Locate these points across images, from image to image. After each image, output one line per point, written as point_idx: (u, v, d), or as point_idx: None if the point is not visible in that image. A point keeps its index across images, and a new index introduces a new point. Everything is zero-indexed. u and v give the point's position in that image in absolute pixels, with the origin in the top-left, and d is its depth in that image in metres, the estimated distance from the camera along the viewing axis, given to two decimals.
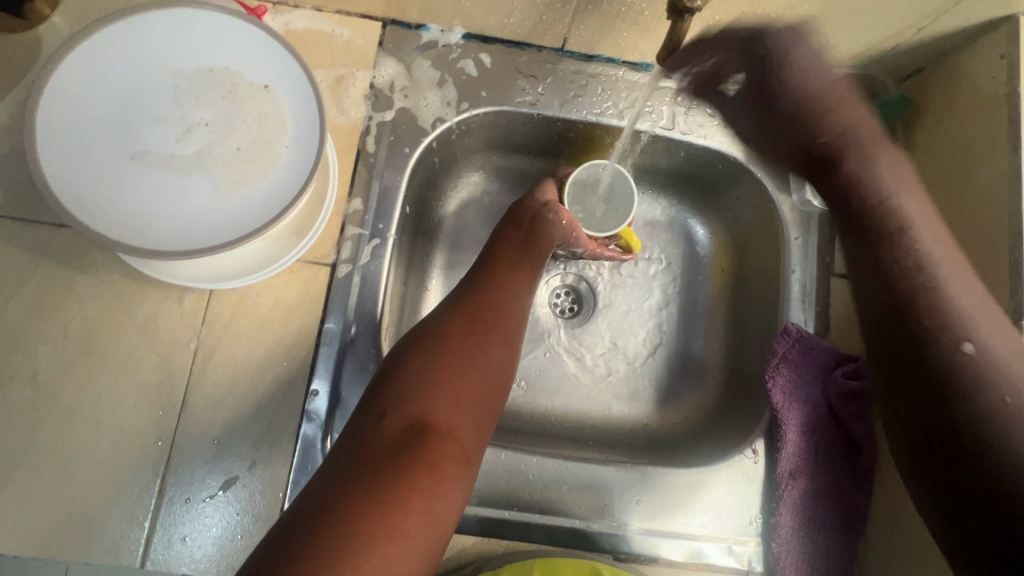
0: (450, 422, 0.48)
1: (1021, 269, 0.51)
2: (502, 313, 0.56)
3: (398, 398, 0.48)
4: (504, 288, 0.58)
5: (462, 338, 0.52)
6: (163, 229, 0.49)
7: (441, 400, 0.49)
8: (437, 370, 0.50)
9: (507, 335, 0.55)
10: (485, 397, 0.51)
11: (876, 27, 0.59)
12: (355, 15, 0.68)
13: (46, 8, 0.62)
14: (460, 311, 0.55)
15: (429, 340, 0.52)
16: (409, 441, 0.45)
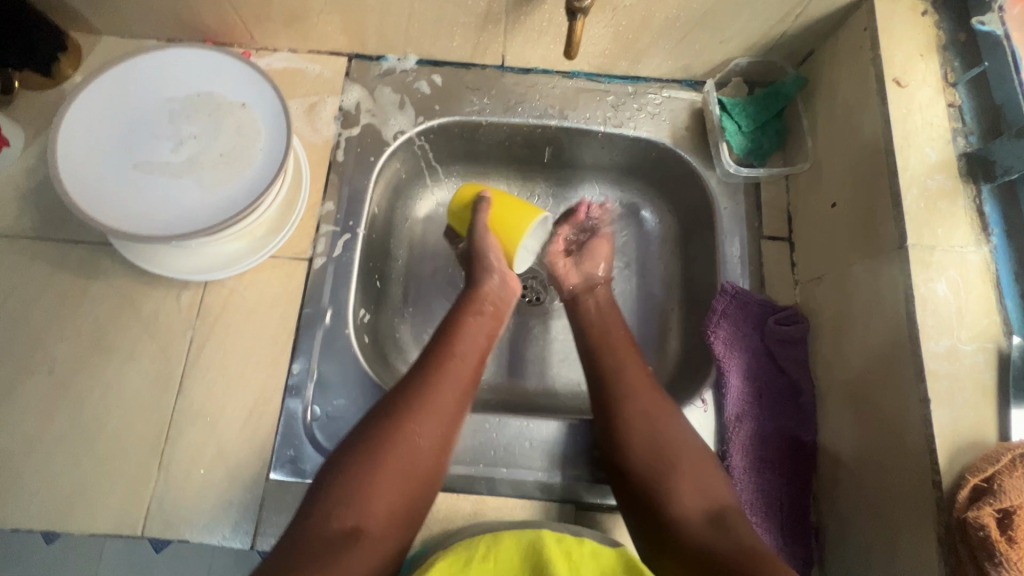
0: (383, 524, 0.52)
1: (901, 200, 0.58)
2: (446, 401, 0.59)
3: (341, 505, 0.51)
4: (445, 378, 0.60)
5: (405, 430, 0.55)
6: (159, 221, 0.58)
7: (378, 504, 0.52)
8: (379, 472, 0.53)
9: (442, 424, 0.58)
10: (421, 479, 0.55)
11: (759, 19, 0.69)
12: (325, 53, 0.81)
13: (70, 68, 0.77)
14: (399, 408, 0.57)
15: (372, 445, 0.54)
16: (345, 546, 0.48)
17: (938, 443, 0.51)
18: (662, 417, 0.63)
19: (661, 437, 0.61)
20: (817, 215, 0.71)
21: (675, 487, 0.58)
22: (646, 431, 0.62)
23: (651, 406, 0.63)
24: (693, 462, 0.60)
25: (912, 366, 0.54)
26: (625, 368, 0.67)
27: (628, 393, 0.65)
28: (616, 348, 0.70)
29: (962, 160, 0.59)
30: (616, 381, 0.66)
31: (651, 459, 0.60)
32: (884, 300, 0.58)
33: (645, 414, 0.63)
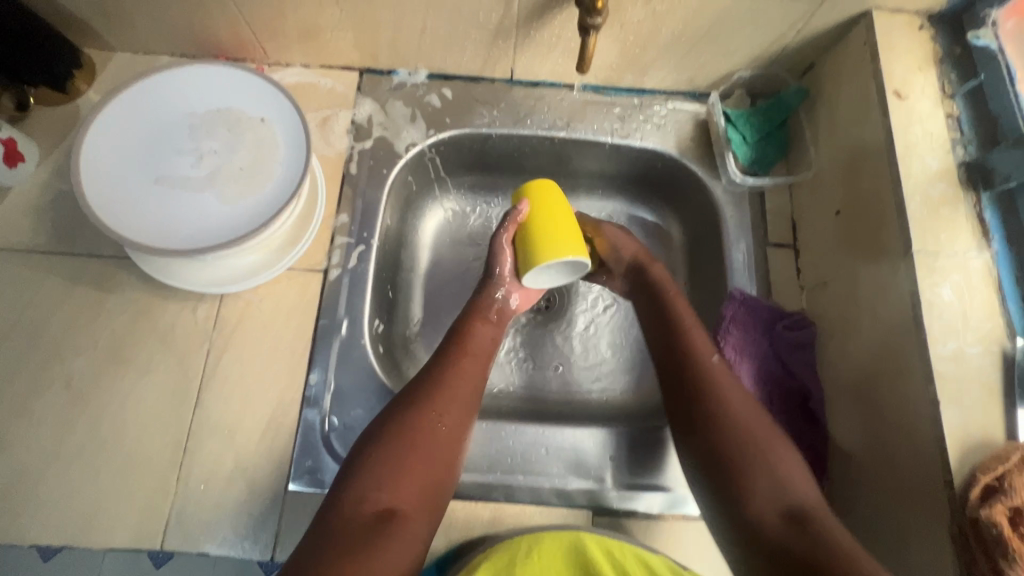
0: (414, 504, 0.53)
1: (905, 208, 0.60)
2: (463, 391, 0.61)
3: (373, 487, 0.52)
4: (462, 367, 0.63)
5: (427, 419, 0.57)
6: (181, 236, 0.59)
7: (409, 485, 0.54)
8: (405, 456, 0.55)
9: (461, 408, 0.60)
10: (445, 465, 0.57)
11: (762, 34, 0.72)
12: (336, 68, 0.82)
13: (83, 84, 0.78)
14: (420, 397, 0.59)
15: (397, 432, 0.56)
16: (380, 527, 0.50)
17: (947, 443, 0.52)
18: (733, 397, 0.59)
19: (734, 417, 0.57)
20: (821, 223, 0.73)
21: (747, 474, 0.55)
22: (717, 408, 0.58)
23: (727, 385, 0.60)
24: (771, 450, 0.55)
25: (920, 368, 0.55)
26: (701, 344, 0.63)
27: (704, 374, 0.61)
28: (693, 325, 0.65)
29: (962, 169, 0.61)
30: (690, 358, 0.62)
31: (716, 439, 0.57)
32: (890, 305, 0.60)
33: (724, 394, 0.59)
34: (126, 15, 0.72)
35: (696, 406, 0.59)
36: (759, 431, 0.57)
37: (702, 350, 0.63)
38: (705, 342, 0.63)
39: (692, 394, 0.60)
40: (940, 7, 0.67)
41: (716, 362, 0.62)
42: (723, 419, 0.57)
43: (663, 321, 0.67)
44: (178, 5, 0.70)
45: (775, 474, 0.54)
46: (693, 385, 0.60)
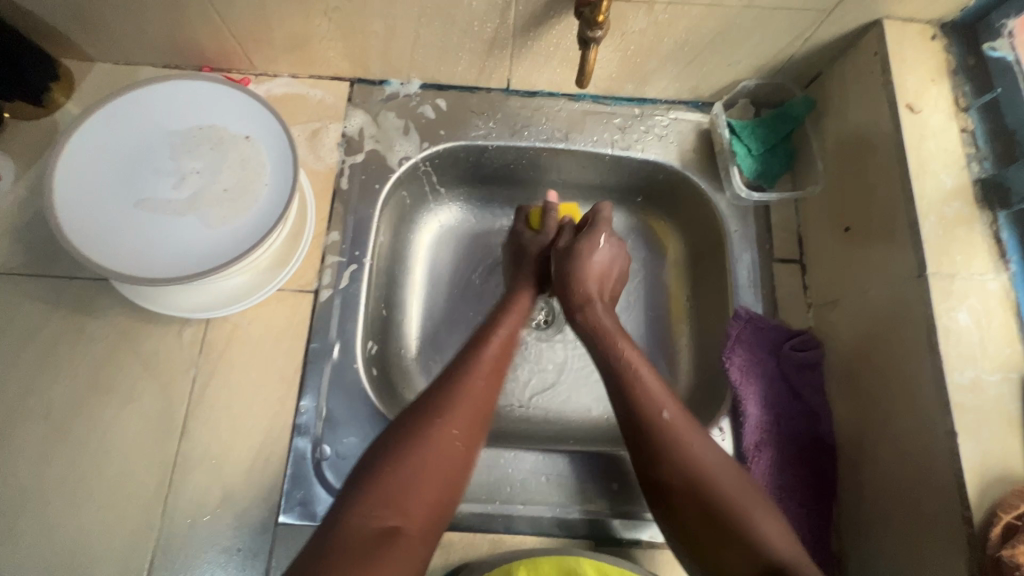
0: (421, 523, 0.51)
1: (918, 227, 0.57)
2: (480, 402, 0.58)
3: (381, 502, 0.50)
4: (479, 375, 0.60)
5: (442, 429, 0.55)
6: (163, 263, 0.57)
7: (418, 502, 0.51)
8: (416, 471, 0.52)
9: (476, 421, 0.57)
10: (456, 478, 0.54)
11: (768, 44, 0.69)
12: (326, 78, 0.79)
13: (62, 96, 0.75)
14: (434, 407, 0.56)
15: (409, 444, 0.53)
16: (386, 545, 0.48)
17: (966, 477, 0.50)
18: (696, 457, 0.56)
19: (700, 478, 0.55)
20: (830, 239, 0.70)
21: (723, 540, 0.53)
22: (688, 477, 0.55)
23: (694, 446, 0.56)
24: (742, 508, 0.53)
25: (936, 397, 0.53)
26: (659, 401, 0.59)
27: (671, 441, 0.56)
28: (642, 372, 0.61)
29: (977, 186, 0.59)
30: (642, 415, 0.58)
31: (686, 502, 0.55)
32: (903, 329, 0.58)
33: (689, 460, 0.55)
34: (105, 25, 0.69)
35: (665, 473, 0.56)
36: (730, 490, 0.54)
37: (654, 400, 0.59)
38: (659, 398, 0.59)
39: (652, 457, 0.57)
40: (953, 16, 0.64)
41: (671, 419, 0.57)
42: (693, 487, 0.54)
43: (611, 370, 0.63)
44: (158, 15, 0.67)
45: (754, 533, 0.52)
46: (652, 447, 0.57)
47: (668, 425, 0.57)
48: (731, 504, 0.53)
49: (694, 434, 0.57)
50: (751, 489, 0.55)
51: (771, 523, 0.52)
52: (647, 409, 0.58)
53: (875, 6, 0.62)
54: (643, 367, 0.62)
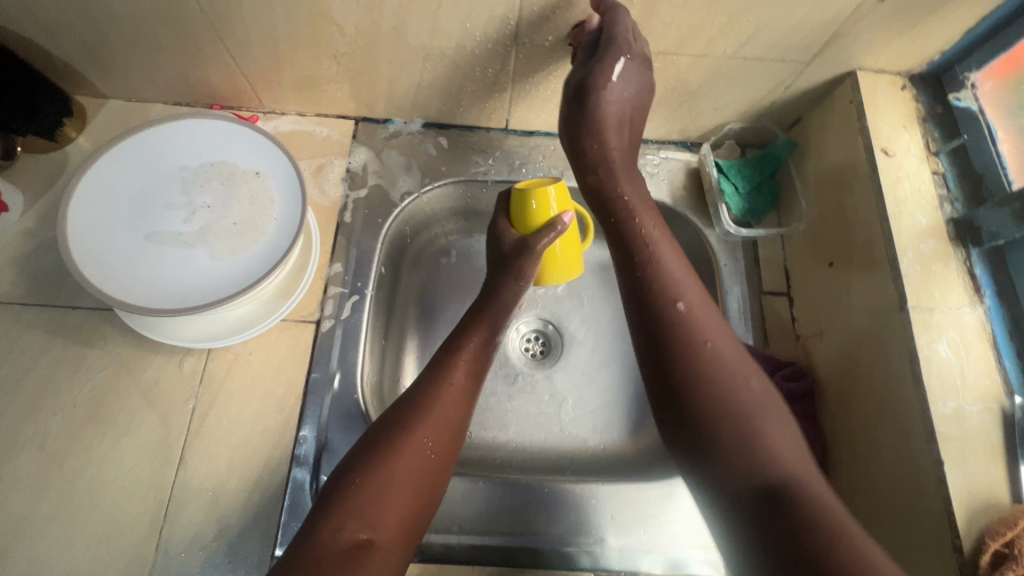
0: (394, 536, 0.50)
1: (897, 263, 0.61)
2: (450, 404, 0.59)
3: (357, 516, 0.49)
4: (452, 388, 0.60)
5: (413, 436, 0.55)
6: (172, 295, 0.58)
7: (389, 514, 0.51)
8: (387, 487, 0.52)
9: (448, 430, 0.57)
10: (431, 479, 0.55)
11: (752, 91, 0.73)
12: (332, 117, 0.82)
13: (74, 131, 0.77)
14: (408, 418, 0.56)
15: (380, 459, 0.53)
16: (358, 559, 0.47)
17: (954, 504, 0.52)
18: (725, 375, 0.54)
19: (703, 361, 0.55)
20: (816, 273, 0.73)
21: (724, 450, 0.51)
22: (694, 356, 0.55)
23: (699, 320, 0.57)
24: (757, 423, 0.52)
25: (923, 426, 0.55)
26: (669, 276, 0.59)
27: (697, 339, 0.56)
28: (688, 284, 0.59)
29: (950, 225, 0.63)
30: (658, 304, 0.58)
31: (680, 396, 0.54)
32: (889, 359, 0.60)
33: (702, 350, 0.55)
34: (121, 64, 0.72)
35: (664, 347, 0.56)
36: (742, 393, 0.53)
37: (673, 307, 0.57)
38: (669, 275, 0.59)
39: (655, 335, 0.57)
40: (920, 68, 0.70)
41: (687, 308, 0.57)
42: (706, 377, 0.54)
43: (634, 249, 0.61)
44: (173, 56, 0.70)
45: (759, 439, 0.51)
46: (663, 334, 0.57)
47: (688, 312, 0.57)
48: (738, 411, 0.52)
49: (705, 313, 0.57)
50: (770, 403, 0.54)
51: (773, 428, 0.52)
52: (665, 293, 0.58)
53: (849, 58, 0.68)
54: (665, 251, 0.61)
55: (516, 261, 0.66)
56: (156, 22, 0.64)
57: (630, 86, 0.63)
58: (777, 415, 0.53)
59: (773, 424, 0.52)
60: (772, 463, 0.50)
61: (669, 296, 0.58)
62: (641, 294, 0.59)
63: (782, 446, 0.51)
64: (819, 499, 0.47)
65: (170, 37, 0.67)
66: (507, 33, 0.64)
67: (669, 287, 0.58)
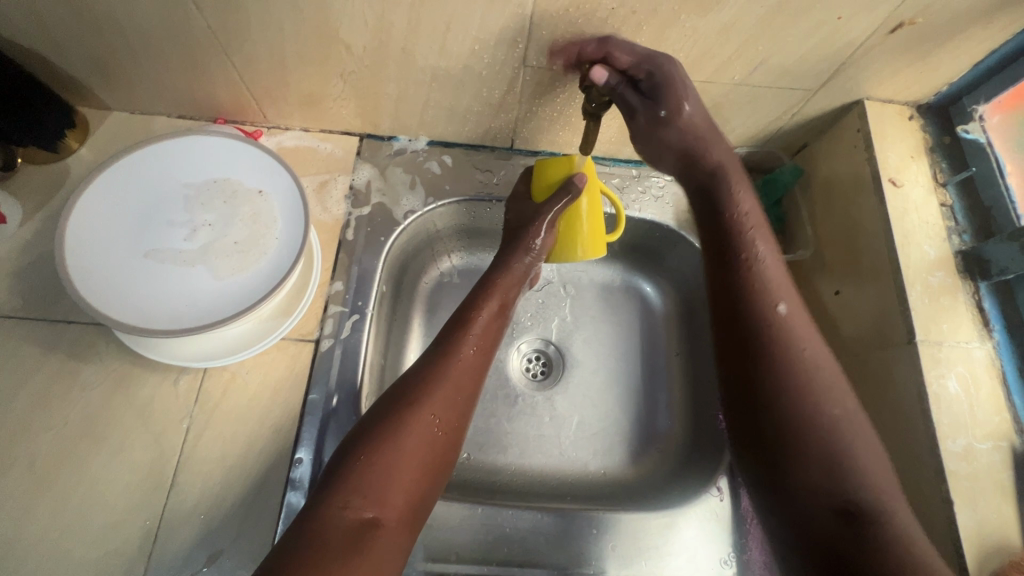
0: (400, 515, 0.50)
1: (906, 295, 0.60)
2: (461, 385, 0.58)
3: (360, 493, 0.48)
4: (461, 363, 0.59)
5: (422, 413, 0.54)
6: (168, 315, 0.57)
7: (398, 491, 0.50)
8: (395, 463, 0.51)
9: (457, 406, 0.57)
10: (439, 457, 0.54)
11: (758, 117, 0.73)
12: (336, 133, 0.82)
13: (75, 143, 0.76)
14: (415, 395, 0.56)
15: (387, 435, 0.52)
16: (363, 539, 0.46)
17: (964, 546, 0.51)
18: (820, 389, 0.54)
19: (807, 371, 0.54)
20: (821, 302, 0.72)
21: (805, 471, 0.51)
22: (794, 369, 0.54)
23: (805, 331, 0.56)
24: (848, 441, 0.51)
25: (932, 464, 0.54)
26: (771, 281, 0.59)
27: (796, 348, 0.55)
28: (788, 291, 0.59)
29: (958, 257, 0.62)
30: (759, 310, 0.57)
31: (772, 405, 0.53)
32: (896, 392, 0.59)
33: (801, 361, 0.54)
34: (125, 77, 0.72)
35: (760, 351, 0.55)
36: (839, 411, 0.53)
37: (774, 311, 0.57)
38: (772, 280, 0.59)
39: (753, 343, 0.56)
40: (928, 99, 0.70)
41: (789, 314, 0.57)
42: (802, 391, 0.53)
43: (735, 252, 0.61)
44: (179, 71, 0.70)
45: (849, 462, 0.51)
46: (760, 342, 0.56)
47: (787, 320, 0.57)
48: (837, 427, 0.52)
49: (803, 324, 0.57)
50: (856, 418, 0.53)
51: (869, 452, 0.51)
52: (767, 297, 0.57)
53: (857, 88, 0.67)
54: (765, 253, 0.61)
55: (528, 233, 0.65)
56: (163, 37, 0.64)
57: (696, 100, 0.63)
58: (875, 445, 0.52)
59: (867, 444, 0.52)
60: (856, 486, 0.50)
61: (770, 303, 0.57)
62: (739, 300, 0.58)
63: (870, 465, 0.51)
64: (909, 537, 0.47)
65: (176, 52, 0.66)
66: (515, 55, 0.64)
67: (773, 293, 0.58)
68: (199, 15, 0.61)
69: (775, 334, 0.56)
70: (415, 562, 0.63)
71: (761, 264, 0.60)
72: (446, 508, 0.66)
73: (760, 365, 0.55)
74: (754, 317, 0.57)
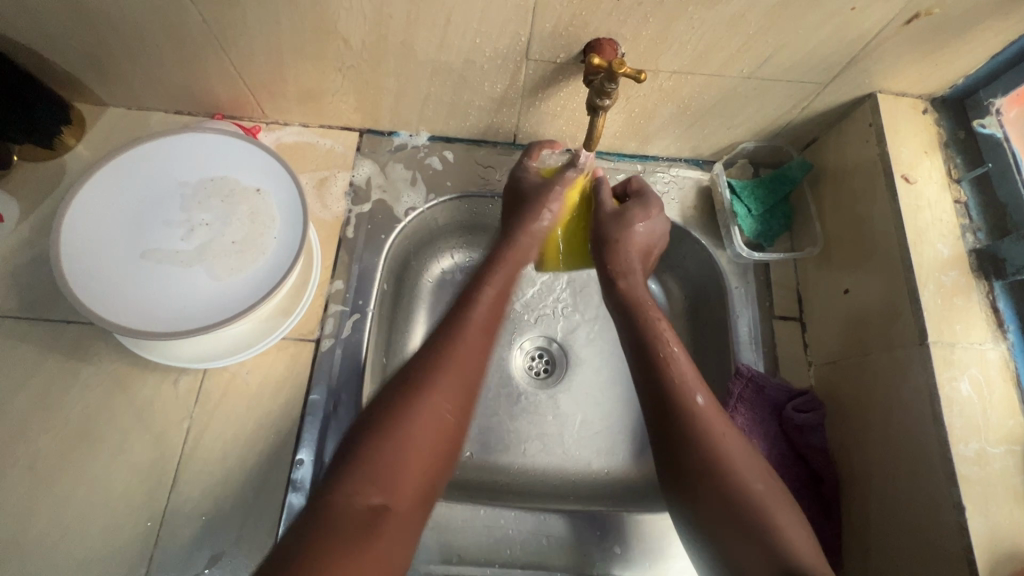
0: (411, 499, 0.49)
1: (918, 295, 0.59)
2: (475, 362, 0.56)
3: (370, 479, 0.47)
4: (477, 340, 0.57)
5: (435, 393, 0.52)
6: (167, 317, 0.57)
7: (408, 478, 0.49)
8: (406, 447, 0.49)
9: (472, 384, 0.55)
10: (452, 436, 0.52)
11: (767, 111, 0.71)
12: (336, 128, 0.80)
13: (72, 139, 0.75)
14: (429, 373, 0.53)
15: (399, 416, 0.50)
16: (373, 525, 0.45)
17: (976, 553, 0.50)
18: (740, 468, 0.52)
19: (722, 451, 0.53)
20: (830, 300, 0.71)
21: (750, 545, 0.49)
22: (712, 452, 0.53)
23: (714, 413, 0.56)
24: (772, 513, 0.50)
25: (943, 469, 0.53)
26: (678, 367, 0.59)
27: (714, 430, 0.54)
28: (696, 377, 0.59)
29: (972, 256, 0.61)
30: (673, 397, 0.57)
31: (704, 490, 0.52)
32: (906, 394, 0.58)
33: (719, 442, 0.53)
34: (120, 73, 0.70)
35: (680, 443, 0.54)
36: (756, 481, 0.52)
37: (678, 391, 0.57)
38: (679, 367, 0.59)
39: (676, 432, 0.55)
40: (942, 91, 0.68)
41: (701, 400, 0.56)
42: (722, 472, 0.52)
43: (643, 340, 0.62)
44: (175, 66, 0.68)
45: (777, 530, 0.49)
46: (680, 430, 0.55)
47: (699, 404, 0.56)
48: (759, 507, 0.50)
49: (711, 406, 0.57)
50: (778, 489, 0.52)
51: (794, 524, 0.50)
52: (679, 382, 0.57)
53: (869, 80, 0.66)
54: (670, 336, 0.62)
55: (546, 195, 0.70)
56: (157, 32, 0.63)
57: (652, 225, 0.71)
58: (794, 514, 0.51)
59: (788, 515, 0.50)
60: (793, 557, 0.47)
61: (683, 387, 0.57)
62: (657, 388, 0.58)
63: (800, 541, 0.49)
64: None
65: (171, 47, 0.65)
66: (518, 49, 0.62)
67: (683, 379, 0.58)
68: (194, 10, 0.59)
69: (691, 421, 0.55)
70: (416, 565, 0.63)
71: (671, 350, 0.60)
72: (448, 508, 0.65)
73: (682, 456, 0.54)
74: (668, 394, 0.57)
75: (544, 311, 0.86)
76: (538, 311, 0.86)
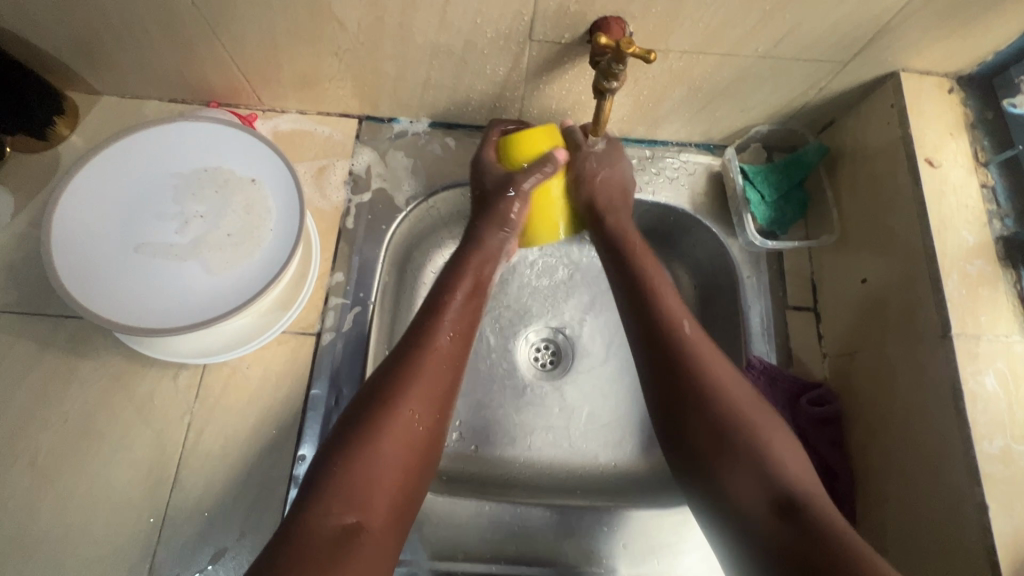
0: (385, 516, 0.48)
1: (941, 285, 0.56)
2: (439, 374, 0.55)
3: (342, 499, 0.46)
4: (438, 351, 0.56)
5: (401, 409, 0.52)
6: (161, 313, 0.55)
7: (379, 496, 0.48)
8: (373, 468, 0.48)
9: (437, 397, 0.55)
10: (421, 451, 0.52)
11: (783, 93, 0.68)
12: (334, 115, 0.78)
13: (66, 129, 0.73)
14: (393, 390, 0.53)
15: (365, 436, 0.50)
16: (348, 543, 0.45)
17: (998, 553, 0.48)
18: (730, 399, 0.54)
19: (709, 384, 0.55)
20: (847, 289, 0.68)
21: (737, 476, 0.51)
22: (703, 385, 0.55)
23: (705, 347, 0.57)
24: (763, 439, 0.52)
25: (964, 465, 0.51)
26: (667, 308, 0.60)
27: (702, 361, 0.56)
28: (685, 313, 0.61)
29: (999, 244, 0.58)
30: (665, 334, 0.58)
31: (694, 419, 0.54)
32: (926, 387, 0.56)
33: (707, 371, 0.55)
34: (111, 60, 0.68)
35: (676, 381, 0.56)
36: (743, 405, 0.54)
37: (677, 336, 0.58)
38: (668, 307, 0.60)
39: (670, 369, 0.56)
40: (970, 69, 0.64)
41: (689, 332, 0.58)
42: (710, 402, 0.54)
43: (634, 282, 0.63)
44: (166, 52, 0.66)
45: (766, 454, 0.51)
46: (672, 365, 0.57)
47: (689, 338, 0.58)
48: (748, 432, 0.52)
49: (701, 340, 0.58)
50: (772, 421, 0.54)
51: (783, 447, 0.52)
52: (669, 321, 0.59)
53: (892, 58, 0.62)
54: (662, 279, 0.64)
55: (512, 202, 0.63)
56: (147, 17, 0.60)
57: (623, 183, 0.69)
58: (790, 443, 0.53)
59: (780, 440, 0.53)
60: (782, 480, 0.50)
61: (671, 324, 0.59)
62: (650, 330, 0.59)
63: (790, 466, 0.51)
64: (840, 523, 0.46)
65: (162, 33, 0.63)
66: (521, 29, 0.60)
67: (671, 316, 0.60)
68: None
69: (682, 351, 0.57)
70: (421, 561, 0.62)
71: (659, 289, 0.62)
72: (453, 503, 0.65)
73: (677, 393, 0.55)
74: (661, 340, 0.58)
75: (550, 302, 0.84)
76: (545, 302, 0.84)
